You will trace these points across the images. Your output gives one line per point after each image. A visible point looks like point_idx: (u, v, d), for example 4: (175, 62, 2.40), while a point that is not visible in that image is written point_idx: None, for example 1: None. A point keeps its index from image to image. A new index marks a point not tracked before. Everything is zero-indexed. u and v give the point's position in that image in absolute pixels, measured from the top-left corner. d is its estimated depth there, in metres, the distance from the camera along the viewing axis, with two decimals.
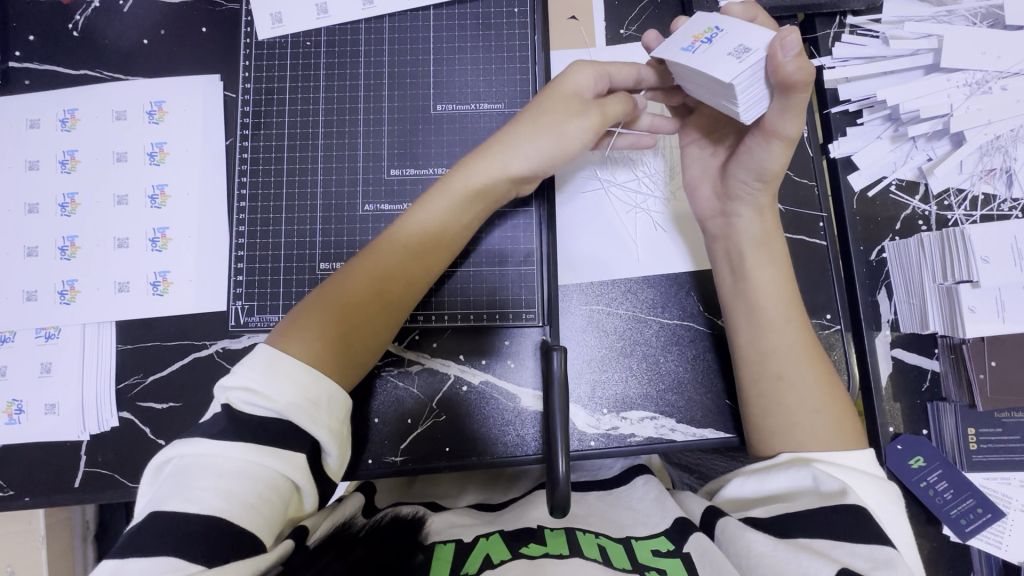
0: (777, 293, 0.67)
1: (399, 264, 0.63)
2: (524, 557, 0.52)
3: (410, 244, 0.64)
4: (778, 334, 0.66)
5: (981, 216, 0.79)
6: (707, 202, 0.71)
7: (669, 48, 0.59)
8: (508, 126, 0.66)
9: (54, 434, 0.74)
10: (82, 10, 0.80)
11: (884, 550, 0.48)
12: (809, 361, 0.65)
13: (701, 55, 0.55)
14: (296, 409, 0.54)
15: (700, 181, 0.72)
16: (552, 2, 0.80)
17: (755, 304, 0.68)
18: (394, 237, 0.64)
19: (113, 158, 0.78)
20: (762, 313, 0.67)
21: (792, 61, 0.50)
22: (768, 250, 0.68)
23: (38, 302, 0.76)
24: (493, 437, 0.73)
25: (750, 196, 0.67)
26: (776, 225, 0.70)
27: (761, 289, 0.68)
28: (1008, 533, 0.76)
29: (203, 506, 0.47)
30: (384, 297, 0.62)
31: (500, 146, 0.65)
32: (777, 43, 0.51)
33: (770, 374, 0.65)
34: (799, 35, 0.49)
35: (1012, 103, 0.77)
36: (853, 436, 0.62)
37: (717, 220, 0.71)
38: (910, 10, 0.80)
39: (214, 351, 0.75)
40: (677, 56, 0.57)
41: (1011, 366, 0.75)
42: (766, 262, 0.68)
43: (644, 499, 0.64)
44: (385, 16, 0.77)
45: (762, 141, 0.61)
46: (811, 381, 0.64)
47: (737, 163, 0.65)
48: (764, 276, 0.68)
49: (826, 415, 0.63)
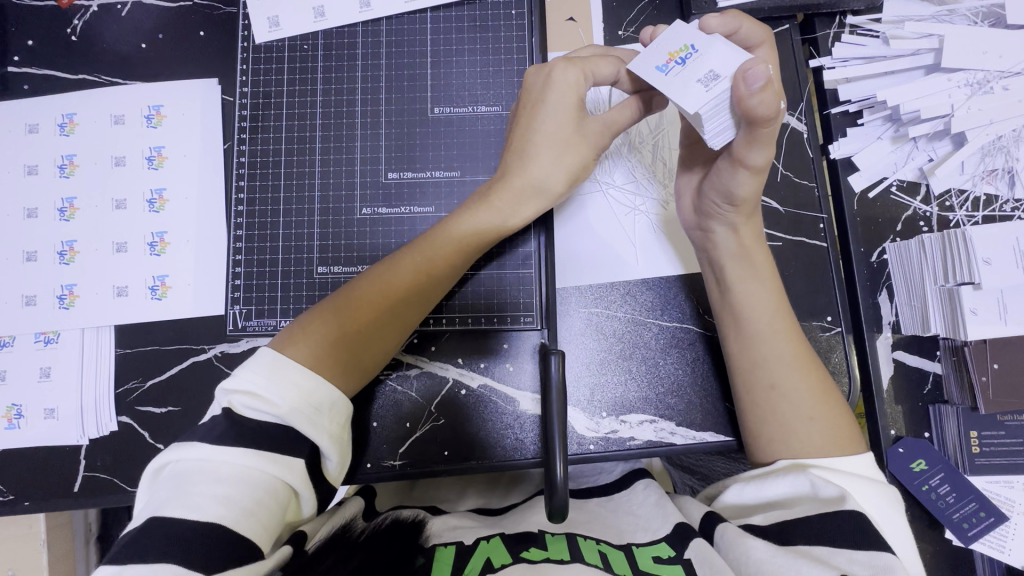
0: (757, 309, 0.67)
1: (408, 279, 0.63)
2: (523, 561, 0.51)
3: (423, 268, 0.64)
4: (766, 344, 0.66)
5: (984, 217, 0.79)
6: (689, 214, 0.71)
7: (641, 61, 0.57)
8: (514, 149, 0.66)
9: (53, 439, 0.74)
10: (80, 14, 0.80)
11: (884, 556, 0.48)
12: (804, 371, 0.65)
13: (671, 79, 0.55)
14: (297, 415, 0.54)
15: (684, 192, 0.72)
16: (550, 4, 0.80)
17: (736, 318, 0.67)
18: (417, 258, 0.64)
19: (111, 163, 0.78)
20: (742, 329, 0.67)
21: (757, 94, 0.50)
22: (749, 263, 0.68)
23: (36, 307, 0.76)
24: (492, 442, 0.73)
25: (724, 215, 0.67)
26: (756, 237, 0.69)
27: (742, 304, 0.67)
28: (1010, 537, 0.76)
29: (202, 512, 0.47)
30: (387, 306, 0.62)
31: (515, 170, 0.65)
32: (743, 74, 0.50)
33: (768, 379, 0.65)
34: (764, 68, 0.49)
35: (1014, 103, 0.76)
36: (852, 441, 0.62)
37: (699, 232, 0.71)
38: (911, 10, 0.79)
39: (212, 356, 0.75)
40: (649, 75, 0.56)
41: (1014, 368, 0.74)
42: (747, 276, 0.68)
43: (644, 504, 0.63)
44: (382, 19, 0.77)
45: (730, 166, 0.60)
46: (807, 390, 0.64)
47: (711, 183, 0.65)
48: (744, 289, 0.67)
49: (822, 423, 0.62)
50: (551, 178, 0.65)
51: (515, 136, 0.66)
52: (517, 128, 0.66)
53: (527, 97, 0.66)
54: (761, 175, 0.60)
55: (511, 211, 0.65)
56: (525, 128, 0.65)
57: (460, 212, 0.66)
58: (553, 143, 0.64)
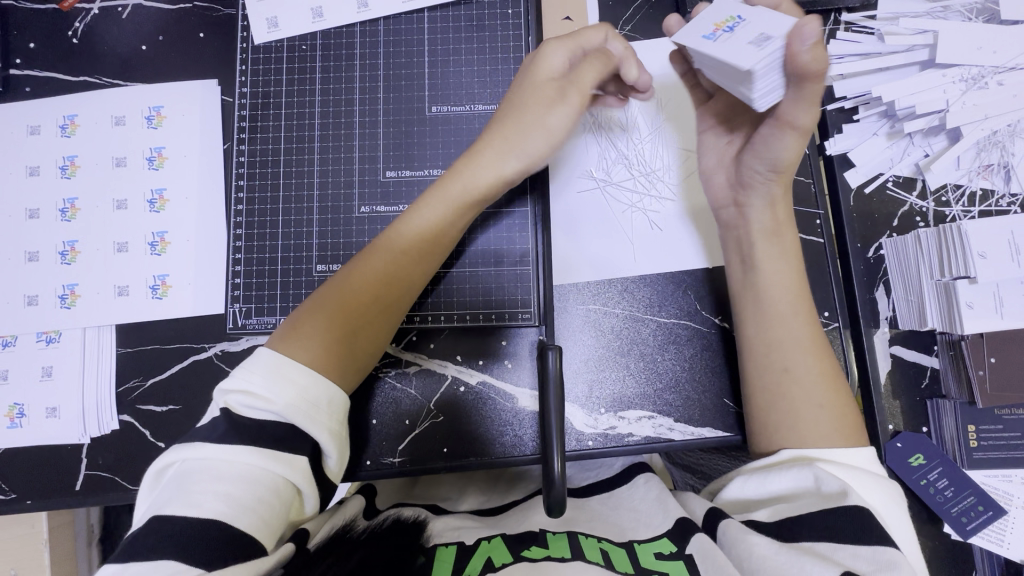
0: (791, 283, 0.67)
1: (395, 262, 0.63)
2: (526, 559, 0.51)
3: (406, 247, 0.64)
4: (782, 326, 0.66)
5: (980, 212, 0.79)
6: (721, 189, 0.73)
7: (690, 31, 0.60)
8: (494, 126, 0.66)
9: (55, 438, 0.75)
10: (82, 17, 0.81)
11: (887, 552, 0.48)
12: (815, 356, 0.65)
13: (723, 44, 0.56)
14: (294, 410, 0.54)
15: (715, 170, 0.73)
16: (545, 4, 0.81)
17: (770, 294, 0.67)
18: (396, 236, 0.64)
19: (113, 164, 0.79)
20: (769, 305, 0.67)
21: (807, 51, 0.52)
22: (790, 233, 0.69)
23: (39, 306, 0.77)
24: (493, 438, 0.73)
25: (762, 185, 0.68)
26: (789, 218, 0.70)
27: (780, 275, 0.67)
28: (1009, 531, 0.76)
29: (204, 510, 0.47)
30: (376, 300, 0.62)
31: (489, 139, 0.65)
32: (796, 31, 0.52)
33: (777, 366, 0.65)
34: (817, 25, 0.51)
35: (1008, 98, 0.77)
36: (854, 431, 0.62)
37: (730, 209, 0.72)
38: (906, 7, 0.80)
39: (213, 354, 0.76)
40: (697, 41, 0.58)
41: (1012, 362, 0.74)
42: (791, 245, 0.69)
43: (645, 500, 0.63)
44: (379, 19, 0.78)
45: (776, 131, 0.62)
46: (817, 376, 0.64)
47: (752, 153, 0.66)
48: (772, 268, 0.68)
49: (830, 411, 0.62)
50: (534, 140, 0.64)
51: (498, 114, 0.66)
52: (500, 107, 0.67)
53: (518, 77, 0.67)
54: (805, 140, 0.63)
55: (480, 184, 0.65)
56: (509, 106, 0.65)
57: (432, 189, 0.66)
58: (535, 106, 0.64)
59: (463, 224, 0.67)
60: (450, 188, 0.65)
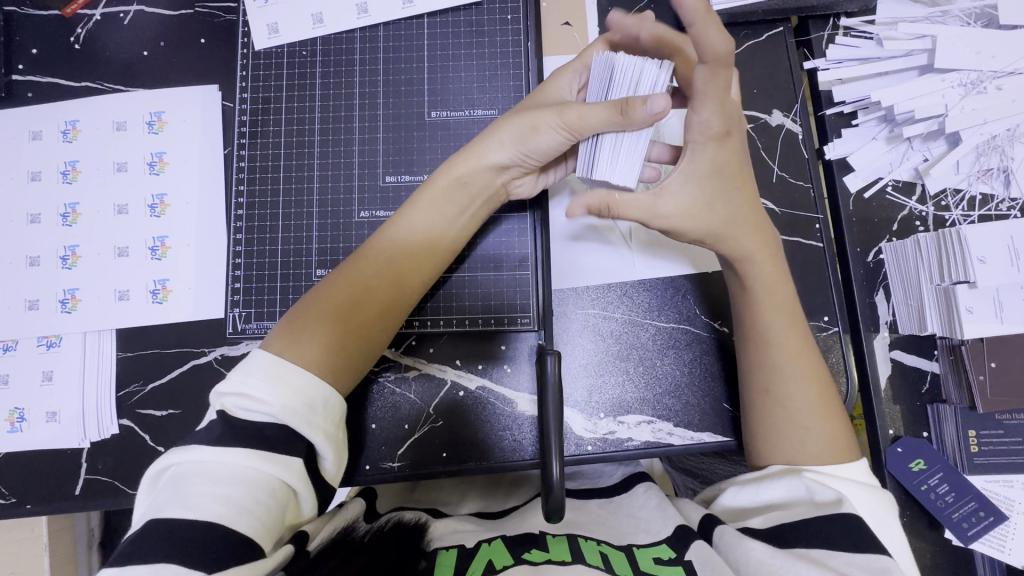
0: (761, 319, 0.66)
1: (381, 261, 0.63)
2: (525, 563, 0.51)
3: (395, 246, 0.64)
4: (761, 352, 0.66)
5: (980, 217, 0.79)
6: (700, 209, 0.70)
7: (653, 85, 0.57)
8: (494, 122, 0.66)
9: (54, 443, 0.75)
10: (84, 23, 0.82)
11: (881, 559, 0.49)
12: (807, 382, 0.64)
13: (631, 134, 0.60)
14: (289, 413, 0.53)
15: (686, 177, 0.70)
16: (546, 10, 0.81)
17: (750, 326, 0.67)
18: (383, 237, 0.64)
19: (114, 169, 0.79)
20: (754, 332, 0.66)
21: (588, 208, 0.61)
22: (768, 263, 0.66)
23: (39, 310, 0.77)
24: (493, 442, 0.73)
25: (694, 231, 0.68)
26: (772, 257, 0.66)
27: (757, 304, 0.66)
28: (1010, 536, 0.75)
29: (203, 512, 0.47)
30: (369, 300, 0.61)
31: (487, 141, 0.64)
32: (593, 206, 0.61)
33: (759, 388, 0.66)
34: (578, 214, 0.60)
35: (1007, 102, 0.76)
36: (844, 451, 0.62)
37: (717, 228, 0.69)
38: (903, 12, 0.80)
39: (213, 358, 0.76)
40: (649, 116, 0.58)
41: (1013, 366, 0.74)
42: (776, 275, 0.66)
43: (644, 507, 0.63)
44: (379, 25, 0.78)
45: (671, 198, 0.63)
46: (809, 402, 0.64)
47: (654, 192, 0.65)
48: (749, 300, 0.67)
49: (818, 434, 0.63)
50: (531, 152, 0.63)
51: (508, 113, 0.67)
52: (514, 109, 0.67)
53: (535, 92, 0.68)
54: (692, 207, 0.63)
55: (472, 181, 0.65)
56: (515, 111, 0.66)
57: (423, 190, 0.66)
58: (535, 115, 0.61)
59: (458, 226, 0.67)
60: (443, 193, 0.65)
